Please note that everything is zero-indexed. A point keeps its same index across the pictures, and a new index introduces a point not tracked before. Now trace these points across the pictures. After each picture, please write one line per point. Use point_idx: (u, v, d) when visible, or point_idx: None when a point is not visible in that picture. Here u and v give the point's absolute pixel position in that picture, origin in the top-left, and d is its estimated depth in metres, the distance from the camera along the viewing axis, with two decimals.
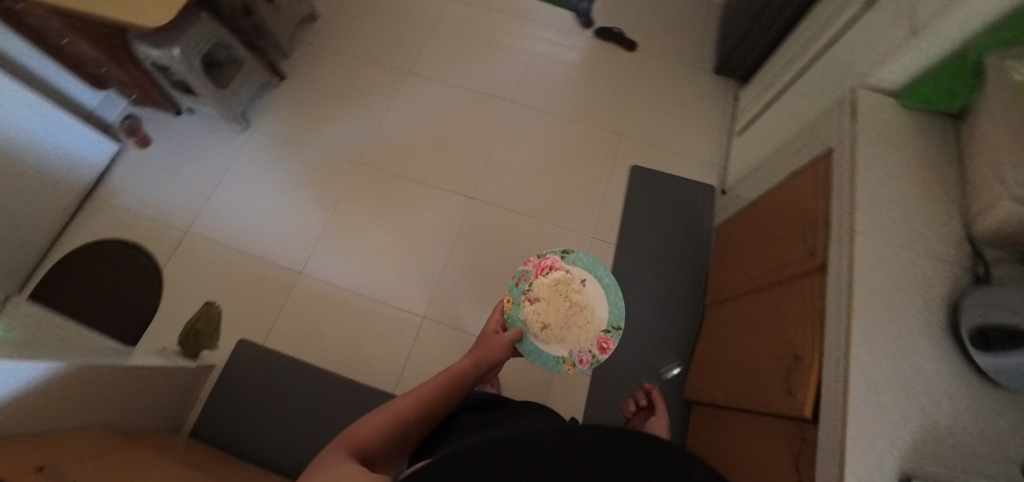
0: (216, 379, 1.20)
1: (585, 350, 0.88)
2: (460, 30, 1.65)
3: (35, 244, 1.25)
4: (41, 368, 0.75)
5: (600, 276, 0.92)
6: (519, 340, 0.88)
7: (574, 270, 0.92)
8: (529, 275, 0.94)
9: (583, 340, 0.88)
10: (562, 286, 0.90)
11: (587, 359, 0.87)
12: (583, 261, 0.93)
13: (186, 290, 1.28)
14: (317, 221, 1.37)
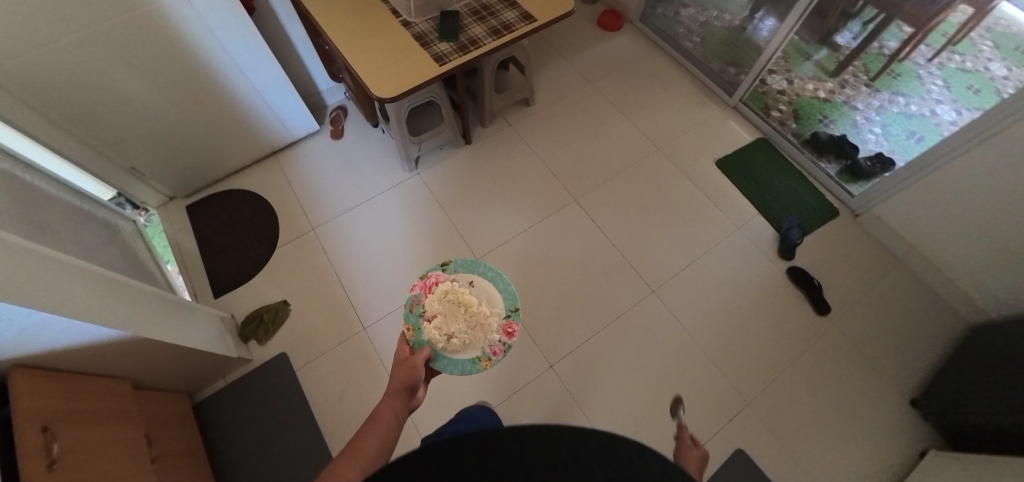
0: (245, 372, 1.26)
1: (489, 339, 0.98)
2: (647, 185, 1.54)
3: (219, 169, 1.50)
4: (101, 331, 0.82)
5: (479, 275, 1.06)
6: (431, 358, 0.94)
7: (448, 280, 1.04)
8: (419, 298, 1.03)
9: (483, 332, 0.99)
10: (456, 296, 1.01)
11: (496, 345, 0.97)
12: (458, 267, 1.06)
13: (278, 276, 1.38)
14: (409, 289, 1.36)
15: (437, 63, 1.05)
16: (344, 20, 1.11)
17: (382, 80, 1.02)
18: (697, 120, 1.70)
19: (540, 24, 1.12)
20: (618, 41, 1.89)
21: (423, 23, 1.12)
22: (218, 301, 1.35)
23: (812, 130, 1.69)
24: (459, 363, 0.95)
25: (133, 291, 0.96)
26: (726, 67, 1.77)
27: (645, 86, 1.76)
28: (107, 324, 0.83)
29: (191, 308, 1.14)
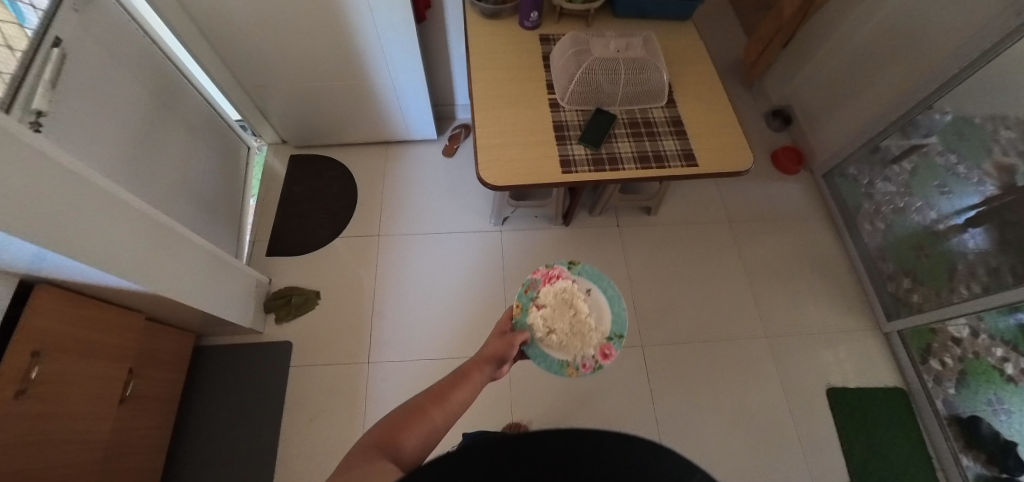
0: (250, 341, 1.27)
1: (585, 356, 0.89)
2: (731, 371, 1.28)
3: (332, 137, 1.52)
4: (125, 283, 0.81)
5: (603, 292, 0.96)
6: (526, 344, 0.88)
7: (571, 283, 0.96)
8: (535, 283, 0.96)
9: (582, 346, 0.90)
10: (572, 299, 0.94)
11: (591, 364, 0.88)
12: (584, 275, 0.97)
13: (327, 264, 1.37)
14: (430, 347, 1.27)
15: (562, 168, 0.90)
16: (495, 76, 1.00)
17: (495, 162, 0.90)
18: (831, 325, 1.37)
19: (697, 174, 0.92)
20: (784, 186, 1.59)
21: (571, 113, 0.96)
22: (267, 260, 1.37)
23: (973, 410, 1.23)
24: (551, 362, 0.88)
25: (182, 244, 0.96)
26: (901, 278, 1.42)
27: (788, 253, 1.47)
28: (129, 277, 0.80)
29: (235, 269, 1.18)
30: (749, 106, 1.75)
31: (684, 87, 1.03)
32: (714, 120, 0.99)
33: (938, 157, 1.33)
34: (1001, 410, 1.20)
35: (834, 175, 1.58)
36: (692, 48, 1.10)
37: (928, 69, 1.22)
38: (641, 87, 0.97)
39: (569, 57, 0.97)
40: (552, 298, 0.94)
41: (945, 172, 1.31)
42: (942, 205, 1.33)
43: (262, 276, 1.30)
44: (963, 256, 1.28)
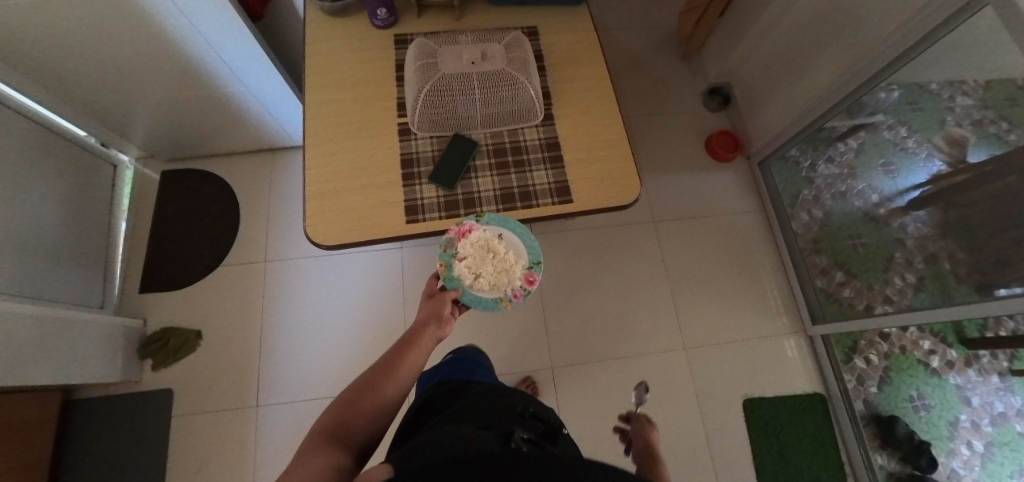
0: (126, 393, 1.15)
1: (515, 284, 0.76)
2: (647, 388, 1.23)
3: (206, 147, 1.33)
4: None
5: (511, 232, 0.76)
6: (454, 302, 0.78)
7: (480, 228, 0.75)
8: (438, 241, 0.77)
9: (509, 277, 0.76)
10: (485, 242, 0.75)
11: (522, 291, 0.76)
12: (491, 218, 0.76)
13: (208, 298, 1.23)
14: (325, 384, 1.19)
15: (407, 217, 0.76)
16: (335, 99, 0.83)
17: (327, 212, 0.75)
18: (754, 333, 1.30)
19: (570, 212, 0.79)
20: (717, 179, 1.47)
21: (424, 142, 0.80)
22: (139, 299, 1.23)
23: (893, 411, 1.24)
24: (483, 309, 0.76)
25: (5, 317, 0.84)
26: (833, 271, 1.36)
27: (716, 255, 1.37)
28: None
29: (96, 323, 1.06)
30: (686, 84, 1.57)
31: (565, 98, 0.86)
32: (597, 141, 0.83)
33: (886, 131, 1.15)
34: (921, 405, 1.21)
35: (772, 163, 1.46)
36: (581, 45, 0.92)
37: (863, 52, 1.05)
38: (507, 103, 0.79)
39: (414, 72, 0.79)
40: (461, 245, 0.75)
41: (893, 145, 1.15)
42: (884, 185, 1.19)
43: (132, 319, 1.17)
44: (900, 243, 1.17)
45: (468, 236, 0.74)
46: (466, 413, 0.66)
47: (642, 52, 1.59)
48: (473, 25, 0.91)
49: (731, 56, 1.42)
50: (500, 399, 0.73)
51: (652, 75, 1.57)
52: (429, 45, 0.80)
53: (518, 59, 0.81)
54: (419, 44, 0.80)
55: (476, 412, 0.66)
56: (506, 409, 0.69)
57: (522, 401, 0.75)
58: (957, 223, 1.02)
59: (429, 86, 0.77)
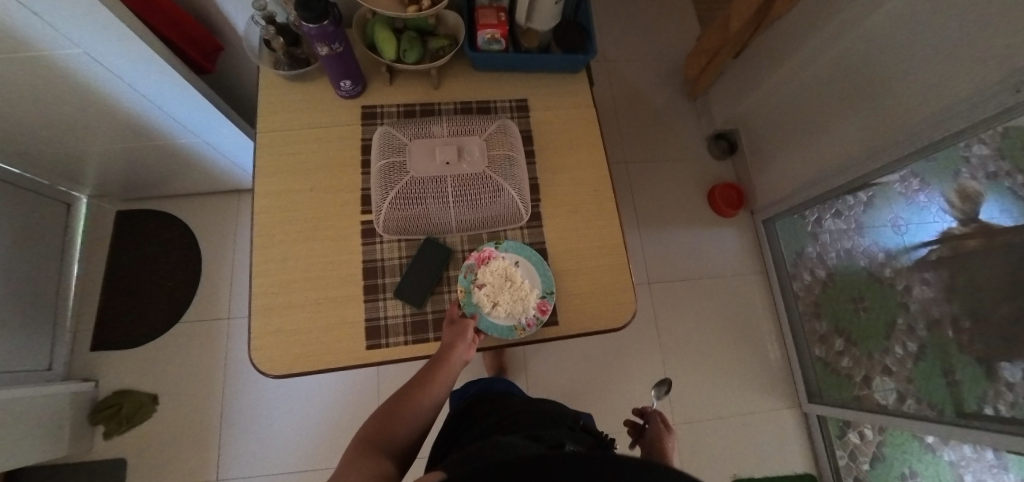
0: (70, 467, 1.04)
1: (529, 313, 0.68)
2: None
3: (164, 190, 1.20)
4: None
5: (528, 260, 0.71)
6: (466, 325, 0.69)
7: (501, 255, 0.70)
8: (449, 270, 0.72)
9: (525, 305, 0.68)
10: (503, 270, 0.69)
11: (537, 320, 0.68)
12: (510, 245, 0.71)
13: (166, 359, 1.13)
14: (292, 457, 1.11)
15: (368, 341, 0.66)
16: (291, 189, 0.71)
17: (278, 333, 0.65)
18: (746, 407, 1.26)
19: (553, 336, 0.70)
20: (719, 236, 1.39)
21: (389, 247, 0.70)
22: (90, 357, 1.11)
23: None
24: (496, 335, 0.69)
25: None
26: (833, 338, 1.26)
27: (710, 322, 1.32)
28: None
29: (42, 397, 0.95)
30: (691, 127, 1.47)
31: (556, 193, 0.75)
32: (590, 249, 0.74)
33: (896, 184, 1.04)
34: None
35: (777, 221, 1.39)
36: (579, 124, 0.80)
37: (888, 130, 0.94)
38: (486, 209, 0.69)
39: (378, 171, 0.67)
40: (481, 271, 0.69)
41: (902, 196, 1.04)
42: (891, 241, 1.08)
43: (82, 383, 1.06)
44: (904, 308, 1.07)
45: (488, 263, 0.69)
46: (507, 426, 0.67)
47: (646, 90, 1.48)
48: (456, 95, 0.79)
49: (742, 104, 1.31)
50: (547, 409, 0.71)
51: (656, 116, 1.46)
52: (396, 136, 0.68)
53: (500, 156, 0.70)
54: (383, 136, 0.69)
55: (517, 420, 0.67)
56: (551, 418, 0.68)
57: (566, 413, 0.72)
58: (952, 294, 0.94)
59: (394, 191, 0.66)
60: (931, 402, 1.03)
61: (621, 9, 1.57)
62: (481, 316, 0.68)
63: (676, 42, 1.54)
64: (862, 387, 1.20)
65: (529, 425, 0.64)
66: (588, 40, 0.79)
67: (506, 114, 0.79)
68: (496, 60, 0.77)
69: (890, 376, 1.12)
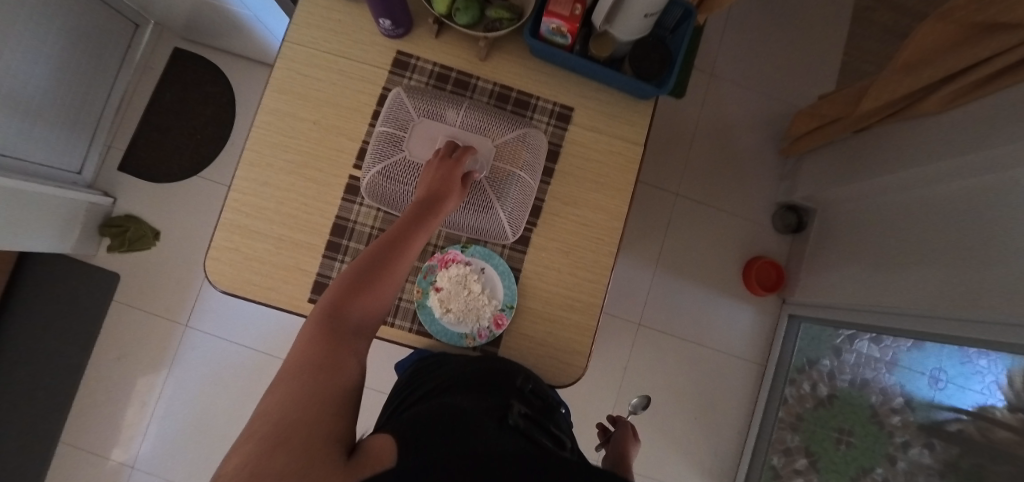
0: (75, 263, 1.17)
1: (482, 322, 0.65)
2: None
3: (217, 44, 1.20)
4: None
5: (493, 269, 0.66)
6: (423, 322, 0.65)
7: (465, 260, 0.65)
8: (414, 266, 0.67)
9: (479, 314, 0.65)
10: (462, 276, 0.65)
11: (490, 332, 0.65)
12: (478, 250, 0.66)
13: (176, 203, 1.21)
14: (251, 334, 1.20)
15: (311, 295, 0.66)
16: (295, 114, 0.68)
17: (233, 252, 0.66)
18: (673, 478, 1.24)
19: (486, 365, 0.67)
20: (734, 311, 1.29)
21: (366, 212, 0.67)
22: (116, 175, 1.20)
23: None
24: (446, 341, 0.66)
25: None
26: (798, 455, 1.23)
27: (680, 387, 1.27)
28: None
29: (66, 201, 1.04)
30: (763, 188, 1.31)
31: (554, 225, 0.68)
32: (562, 296, 0.68)
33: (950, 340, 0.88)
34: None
35: (803, 321, 1.25)
36: (615, 159, 0.70)
37: (965, 299, 0.79)
38: (469, 216, 0.62)
39: (376, 138, 0.62)
40: (440, 273, 0.65)
41: (955, 350, 0.90)
42: (920, 391, 0.99)
43: (101, 198, 1.15)
44: (888, 462, 1.03)
45: (449, 267, 0.65)
46: (449, 387, 0.53)
47: (736, 128, 1.32)
48: (499, 77, 0.70)
49: (829, 188, 1.13)
50: (498, 365, 0.60)
51: (731, 160, 1.31)
52: (406, 107, 0.62)
53: (505, 165, 0.61)
54: (394, 102, 0.63)
55: (461, 380, 0.53)
56: (499, 381, 0.56)
57: (518, 369, 0.61)
58: (949, 470, 0.90)
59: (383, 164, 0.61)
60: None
61: (753, 23, 1.34)
62: (432, 318, 0.65)
63: (797, 89, 1.33)
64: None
65: (476, 386, 0.52)
66: (666, 70, 0.66)
67: (542, 118, 0.70)
68: (555, 55, 0.67)
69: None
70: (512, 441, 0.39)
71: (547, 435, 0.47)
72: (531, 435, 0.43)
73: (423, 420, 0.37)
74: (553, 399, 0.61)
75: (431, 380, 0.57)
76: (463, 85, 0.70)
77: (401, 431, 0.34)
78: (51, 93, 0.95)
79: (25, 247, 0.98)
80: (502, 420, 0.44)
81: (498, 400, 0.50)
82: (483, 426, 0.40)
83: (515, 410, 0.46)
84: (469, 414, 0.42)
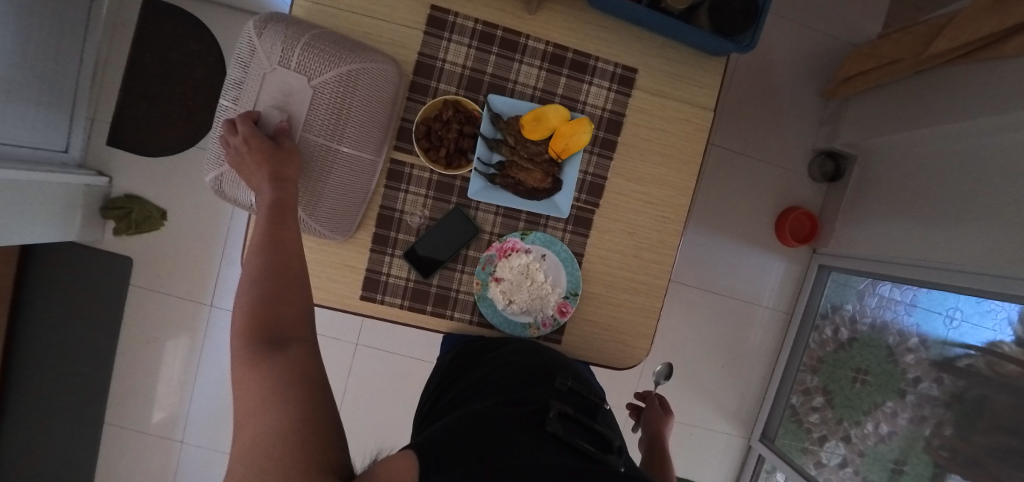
0: (84, 249, 1.12)
1: (546, 312, 0.62)
2: None
3: None
4: None
5: (556, 256, 0.62)
6: (485, 314, 0.63)
7: (525, 249, 0.61)
8: (470, 258, 0.63)
9: (543, 304, 0.62)
10: (525, 267, 0.61)
11: (554, 321, 0.63)
12: (538, 237, 0.61)
13: (180, 180, 1.14)
14: None
15: (363, 291, 0.62)
16: None
17: None
18: (698, 421, 1.31)
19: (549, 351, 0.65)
20: (765, 263, 1.29)
21: (413, 199, 0.61)
22: (106, 152, 1.12)
23: None
24: (509, 331, 0.64)
25: None
26: (815, 394, 1.26)
27: (706, 338, 1.30)
28: None
29: (62, 187, 0.98)
30: (800, 134, 1.25)
31: (618, 205, 0.63)
32: (626, 280, 0.64)
33: (976, 283, 0.89)
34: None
35: (833, 270, 1.25)
36: (683, 128, 0.63)
37: (1003, 254, 0.79)
38: (378, 122, 0.56)
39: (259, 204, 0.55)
40: (500, 264, 0.61)
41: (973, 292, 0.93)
42: (935, 332, 1.01)
43: (96, 178, 1.08)
44: (899, 396, 1.07)
45: (510, 257, 0.61)
46: (476, 390, 0.52)
47: (776, 70, 1.22)
48: (552, 34, 0.61)
49: (875, 134, 1.07)
50: (536, 359, 0.57)
51: (769, 106, 1.24)
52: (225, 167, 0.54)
53: (301, 70, 0.52)
54: (225, 180, 0.55)
55: (489, 380, 0.52)
56: (540, 378, 0.53)
57: (559, 364, 0.58)
58: (955, 401, 0.94)
59: (431, 147, 0.58)
60: (867, 478, 1.12)
61: None
62: (494, 310, 0.62)
63: (845, 22, 1.22)
64: (813, 443, 1.25)
65: (510, 385, 0.50)
66: (751, 21, 0.56)
67: (602, 83, 0.61)
68: (619, 7, 0.57)
69: (846, 443, 1.18)
70: (552, 454, 0.37)
71: (589, 438, 0.44)
72: (572, 441, 0.40)
73: (453, 438, 0.35)
74: (596, 396, 0.57)
75: (465, 378, 0.56)
76: (512, 47, 0.60)
77: (431, 451, 0.33)
78: (19, 66, 0.84)
79: (26, 238, 0.93)
80: (538, 428, 0.41)
81: (533, 398, 0.47)
82: (512, 432, 0.39)
83: (552, 412, 0.43)
84: (501, 418, 0.41)
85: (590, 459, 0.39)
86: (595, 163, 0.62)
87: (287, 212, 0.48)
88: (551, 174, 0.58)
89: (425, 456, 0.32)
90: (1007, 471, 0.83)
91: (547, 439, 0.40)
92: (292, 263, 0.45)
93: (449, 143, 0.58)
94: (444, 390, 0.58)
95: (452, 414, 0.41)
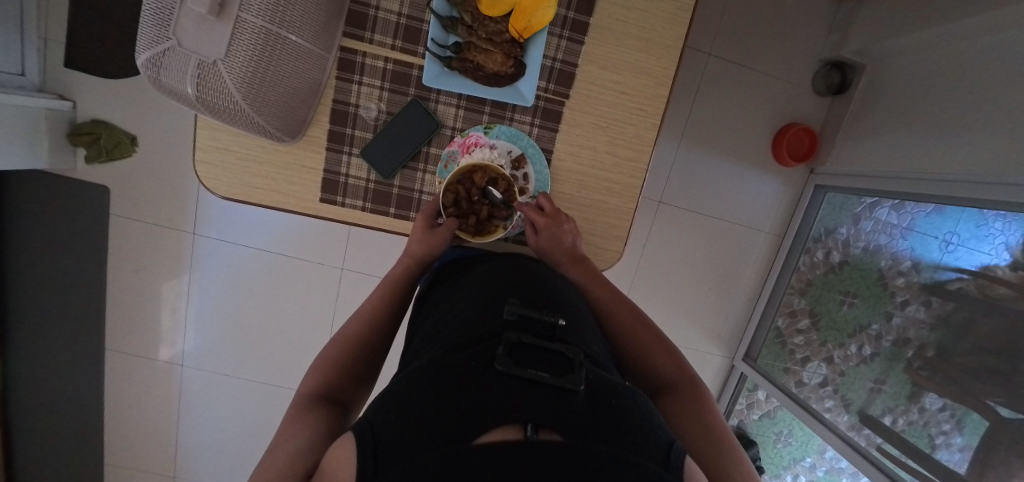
0: (54, 175, 1.10)
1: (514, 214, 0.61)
2: None
3: None
4: None
5: (522, 153, 0.59)
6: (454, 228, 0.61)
7: (489, 144, 0.58)
8: (434, 157, 0.60)
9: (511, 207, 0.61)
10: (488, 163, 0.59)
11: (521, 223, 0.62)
12: (503, 131, 0.58)
13: (150, 103, 1.10)
14: (260, 238, 1.18)
15: (323, 194, 0.60)
16: None
17: (224, 151, 0.58)
18: (681, 342, 1.34)
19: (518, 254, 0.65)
20: (758, 183, 1.25)
21: (368, 92, 0.58)
22: (65, 74, 1.07)
23: (760, 437, 1.35)
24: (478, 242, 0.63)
25: None
26: (802, 317, 1.25)
27: (693, 262, 1.29)
28: None
29: (18, 109, 0.94)
30: (805, 44, 1.17)
31: (589, 96, 0.59)
32: (598, 179, 0.61)
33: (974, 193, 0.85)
34: (783, 440, 1.31)
35: (830, 191, 1.21)
36: (664, 7, 0.57)
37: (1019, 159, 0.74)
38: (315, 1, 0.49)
39: (199, 98, 0.47)
40: (463, 160, 0.59)
41: (975, 214, 0.89)
42: (930, 255, 0.97)
43: (59, 102, 1.04)
44: (885, 318, 1.05)
45: (472, 153, 0.59)
46: (434, 334, 0.42)
47: None
48: None
49: (885, 36, 0.98)
50: (512, 280, 0.47)
51: (774, 13, 1.14)
52: (155, 55, 0.45)
53: None
54: (152, 70, 0.47)
55: (445, 320, 0.42)
56: (512, 297, 0.43)
57: (546, 280, 0.49)
58: (942, 325, 0.92)
59: (460, 214, 0.60)
60: (845, 396, 1.12)
61: None
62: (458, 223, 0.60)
63: None
64: (795, 363, 1.25)
65: (466, 319, 0.39)
66: None
67: None
68: None
69: (827, 364, 1.18)
70: (502, 398, 0.27)
71: (553, 356, 0.32)
72: (523, 372, 0.29)
73: (386, 422, 0.27)
74: (580, 311, 0.46)
75: (437, 308, 0.50)
76: None
77: (367, 435, 0.27)
78: None
79: None
80: (486, 368, 0.30)
81: (491, 325, 0.36)
82: (460, 381, 0.29)
83: (501, 347, 0.31)
84: (447, 363, 0.31)
85: (548, 386, 0.28)
86: (565, 48, 0.57)
87: (372, 320, 0.54)
88: (513, 57, 0.54)
89: (359, 445, 0.26)
90: (988, 389, 0.81)
91: (491, 379, 0.29)
92: (357, 353, 0.51)
93: (479, 210, 0.60)
94: (420, 322, 0.52)
95: (388, 385, 0.32)
